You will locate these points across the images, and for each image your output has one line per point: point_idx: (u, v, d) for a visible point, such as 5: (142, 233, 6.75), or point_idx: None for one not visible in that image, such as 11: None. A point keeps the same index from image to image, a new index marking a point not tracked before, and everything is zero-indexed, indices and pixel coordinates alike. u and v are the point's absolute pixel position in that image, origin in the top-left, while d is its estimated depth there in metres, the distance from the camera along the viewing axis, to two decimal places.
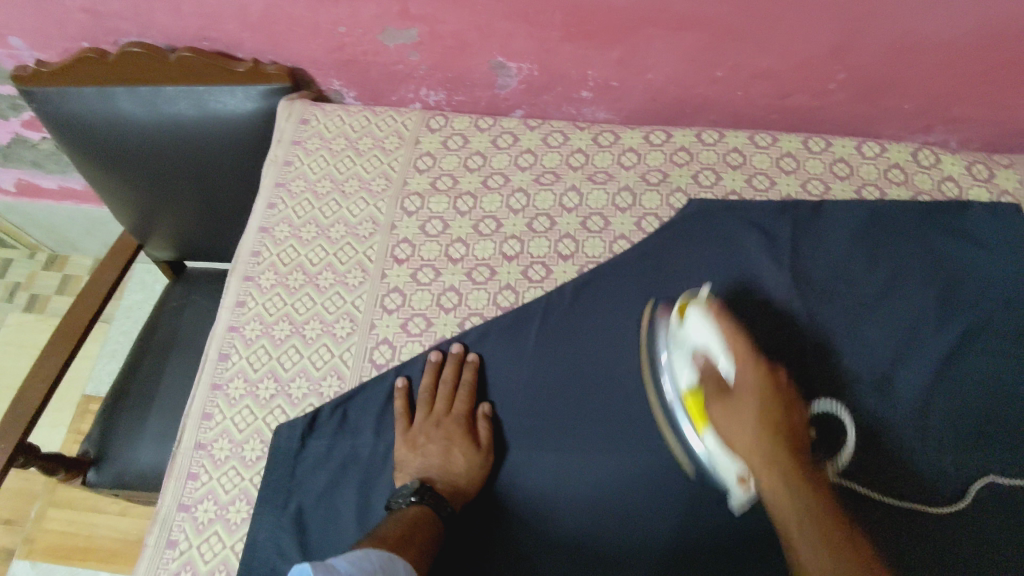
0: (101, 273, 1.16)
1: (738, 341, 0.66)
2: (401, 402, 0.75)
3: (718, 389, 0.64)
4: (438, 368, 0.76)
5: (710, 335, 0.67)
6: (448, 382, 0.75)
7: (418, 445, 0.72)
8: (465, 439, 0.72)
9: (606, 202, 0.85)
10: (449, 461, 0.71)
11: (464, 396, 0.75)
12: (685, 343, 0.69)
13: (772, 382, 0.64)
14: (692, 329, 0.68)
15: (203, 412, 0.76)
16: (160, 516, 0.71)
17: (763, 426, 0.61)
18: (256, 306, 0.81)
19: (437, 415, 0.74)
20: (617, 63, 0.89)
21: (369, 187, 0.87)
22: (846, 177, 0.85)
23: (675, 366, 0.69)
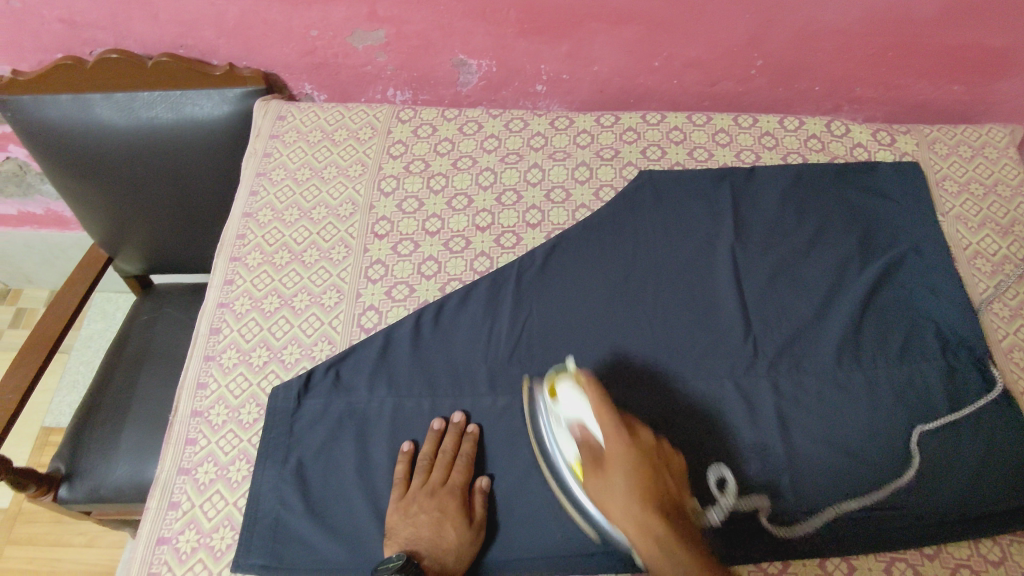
0: (71, 286, 1.18)
1: (604, 408, 0.66)
2: (401, 467, 0.73)
3: (593, 462, 0.65)
4: (439, 437, 0.75)
5: (583, 408, 0.67)
6: (448, 452, 0.74)
7: (410, 513, 0.70)
8: (459, 514, 0.70)
9: (566, 176, 0.94)
10: (440, 536, 0.69)
11: (461, 468, 0.73)
12: (562, 419, 0.70)
13: (641, 448, 0.65)
14: (563, 404, 0.69)
15: (198, 382, 0.79)
16: (160, 482, 0.73)
17: (636, 491, 0.62)
18: (245, 283, 0.85)
19: (432, 484, 0.72)
20: (566, 57, 0.99)
21: (346, 172, 0.93)
22: (773, 147, 0.97)
23: (564, 444, 0.70)
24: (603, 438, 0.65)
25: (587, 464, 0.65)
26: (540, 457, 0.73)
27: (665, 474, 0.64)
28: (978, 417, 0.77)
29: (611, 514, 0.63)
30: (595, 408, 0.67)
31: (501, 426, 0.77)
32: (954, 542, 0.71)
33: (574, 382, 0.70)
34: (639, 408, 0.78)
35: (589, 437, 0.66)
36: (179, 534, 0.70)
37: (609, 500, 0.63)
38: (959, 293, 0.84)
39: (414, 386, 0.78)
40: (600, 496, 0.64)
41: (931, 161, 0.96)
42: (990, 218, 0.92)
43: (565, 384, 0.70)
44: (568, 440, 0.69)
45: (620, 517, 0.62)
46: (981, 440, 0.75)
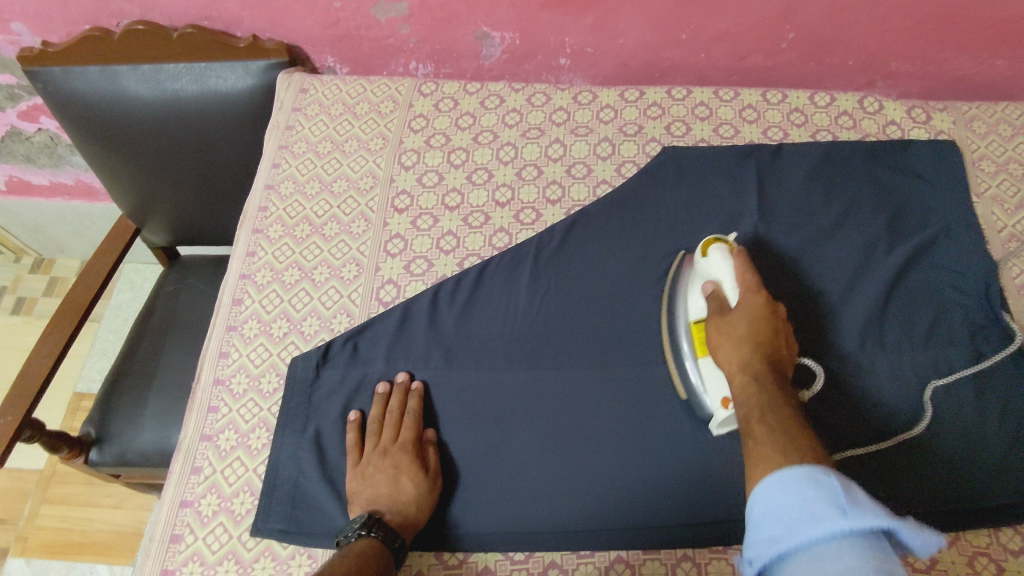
0: (101, 256, 1.21)
1: (747, 276, 0.73)
2: (353, 433, 0.74)
3: (718, 311, 0.72)
4: (385, 399, 0.75)
5: (726, 271, 0.74)
6: (394, 411, 0.74)
7: (367, 475, 0.71)
8: (413, 468, 0.71)
9: (588, 151, 0.93)
10: (398, 492, 0.69)
11: (409, 425, 0.74)
12: (704, 275, 0.76)
13: (770, 309, 0.70)
14: (712, 262, 0.76)
15: (220, 351, 0.80)
16: (183, 447, 0.75)
17: (750, 330, 0.68)
18: (267, 255, 0.86)
19: (383, 444, 0.73)
20: (592, 29, 0.97)
21: (367, 146, 0.93)
22: (802, 124, 0.94)
23: (693, 297, 0.76)
24: (736, 296, 0.72)
25: (714, 308, 0.72)
26: (666, 320, 0.79)
27: (783, 346, 0.69)
28: (1004, 404, 0.75)
29: (718, 352, 0.69)
30: (741, 272, 0.73)
31: (517, 400, 0.77)
32: (973, 529, 0.70)
33: (728, 249, 0.76)
34: (656, 388, 0.78)
35: (721, 293, 0.73)
36: (201, 498, 0.72)
37: (726, 330, 0.70)
38: (990, 276, 0.82)
39: (431, 360, 0.79)
40: (716, 334, 0.70)
41: (968, 139, 0.93)
42: None
43: (720, 244, 0.77)
44: (699, 296, 0.76)
45: (723, 361, 0.68)
46: (1006, 428, 0.74)
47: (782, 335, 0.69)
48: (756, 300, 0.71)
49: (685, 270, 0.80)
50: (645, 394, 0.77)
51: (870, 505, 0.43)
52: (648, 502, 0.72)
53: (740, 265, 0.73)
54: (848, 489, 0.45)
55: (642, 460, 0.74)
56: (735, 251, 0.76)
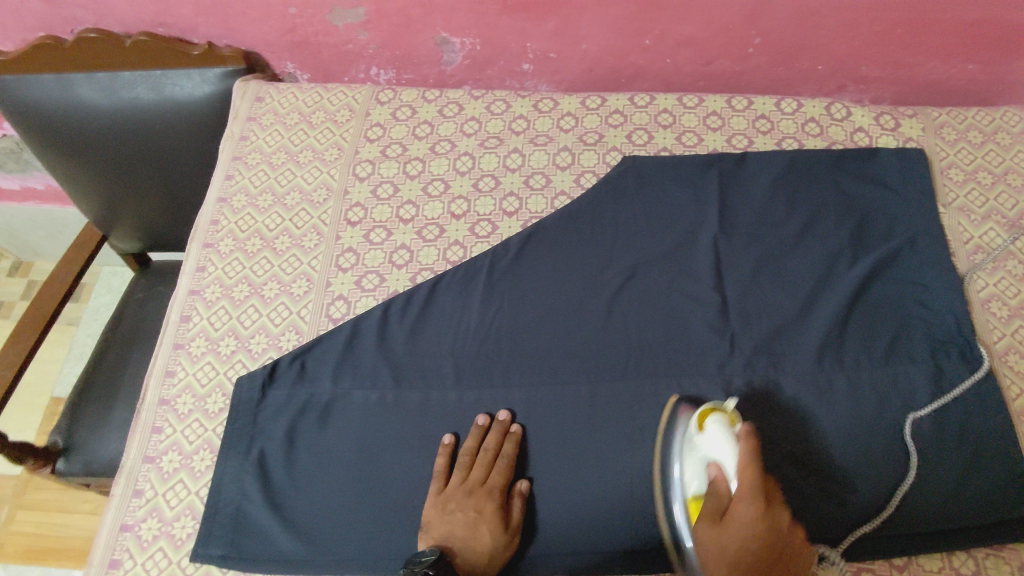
0: (66, 264, 1.19)
1: (752, 468, 0.61)
2: (441, 461, 0.73)
3: (714, 508, 0.62)
4: (482, 435, 0.74)
5: (728, 454, 0.64)
6: (490, 450, 0.73)
7: (446, 509, 0.70)
8: (494, 515, 0.69)
9: (547, 161, 0.91)
10: (476, 537, 0.68)
11: (502, 469, 0.72)
12: (699, 452, 0.66)
13: (766, 505, 0.60)
14: (708, 441, 0.65)
15: (166, 370, 0.79)
16: (126, 469, 0.74)
17: (748, 537, 0.59)
18: (216, 270, 0.84)
19: (471, 483, 0.72)
20: (553, 35, 0.95)
21: (321, 156, 0.91)
22: (767, 132, 0.92)
23: (688, 467, 0.67)
24: (735, 488, 0.62)
25: (705, 501, 0.63)
26: (660, 482, 0.71)
27: (784, 529, 0.60)
28: (963, 423, 0.73)
29: (704, 561, 0.61)
30: (742, 457, 0.62)
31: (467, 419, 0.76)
32: (926, 553, 0.68)
33: (728, 429, 0.65)
34: (608, 407, 0.76)
35: (722, 482, 0.62)
36: (142, 521, 0.71)
37: (715, 529, 0.60)
38: (954, 290, 0.80)
39: (379, 378, 0.77)
40: (701, 548, 0.61)
41: (937, 147, 0.90)
42: (997, 210, 0.86)
43: (717, 421, 0.66)
44: (697, 474, 0.66)
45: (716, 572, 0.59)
46: (964, 448, 0.72)
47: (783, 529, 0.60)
48: (750, 504, 0.60)
49: (681, 432, 0.71)
50: (593, 415, 0.75)
51: None
52: (595, 526, 0.70)
53: (742, 452, 0.62)
54: None
55: (587, 483, 0.72)
56: (737, 433, 0.64)
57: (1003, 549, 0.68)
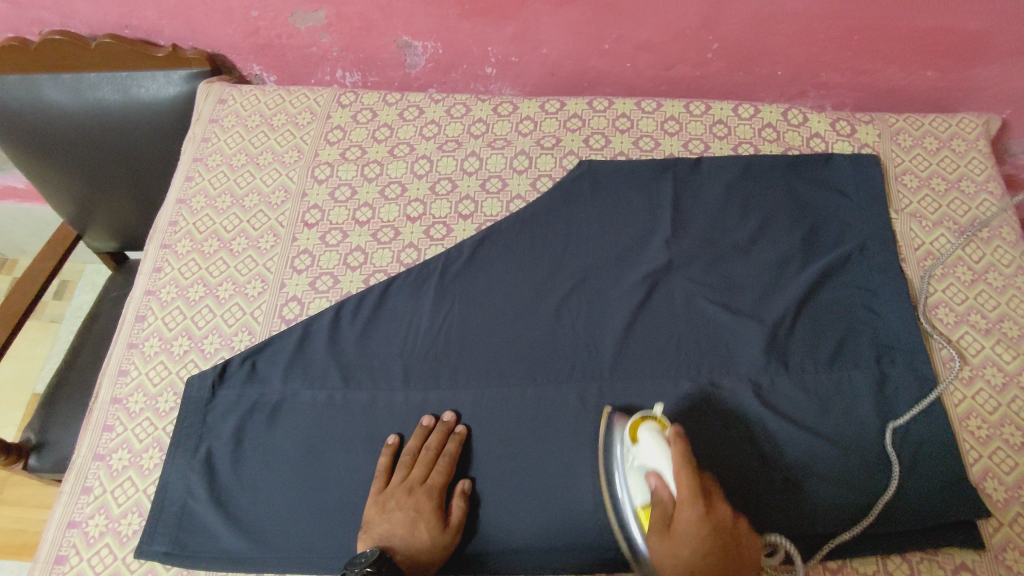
0: (39, 263, 1.21)
1: (681, 441, 0.63)
2: (384, 460, 0.73)
3: (662, 523, 0.61)
4: (425, 434, 0.75)
5: (659, 412, 0.69)
6: (431, 450, 0.73)
7: (387, 508, 0.70)
8: (434, 515, 0.70)
9: (504, 165, 0.91)
10: (413, 535, 0.68)
11: (443, 468, 0.72)
12: (637, 466, 0.67)
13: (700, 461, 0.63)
14: (652, 417, 0.69)
15: (119, 369, 0.80)
16: (76, 466, 0.75)
17: (687, 474, 0.61)
18: (173, 271, 0.85)
19: (411, 482, 0.72)
20: (513, 39, 0.96)
21: (282, 158, 0.92)
22: (724, 137, 0.92)
23: (632, 485, 0.67)
24: (677, 491, 0.61)
25: (654, 530, 0.62)
26: (603, 468, 0.72)
27: (718, 497, 0.62)
28: (904, 431, 0.73)
29: (649, 484, 0.63)
30: (674, 450, 0.64)
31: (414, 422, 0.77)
32: (859, 556, 0.68)
33: (661, 428, 0.67)
34: (554, 410, 0.76)
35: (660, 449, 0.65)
36: (89, 518, 0.72)
37: (659, 473, 0.63)
38: (901, 297, 0.80)
39: (328, 379, 0.78)
40: (660, 564, 0.61)
41: (892, 153, 0.91)
42: (949, 216, 0.86)
43: (652, 421, 0.68)
44: (640, 484, 0.66)
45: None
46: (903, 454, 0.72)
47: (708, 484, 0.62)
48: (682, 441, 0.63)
49: (618, 431, 0.72)
50: (535, 418, 0.76)
51: None
52: (531, 527, 0.71)
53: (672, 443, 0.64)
54: None
55: (528, 486, 0.73)
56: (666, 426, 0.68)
57: (937, 552, 0.68)
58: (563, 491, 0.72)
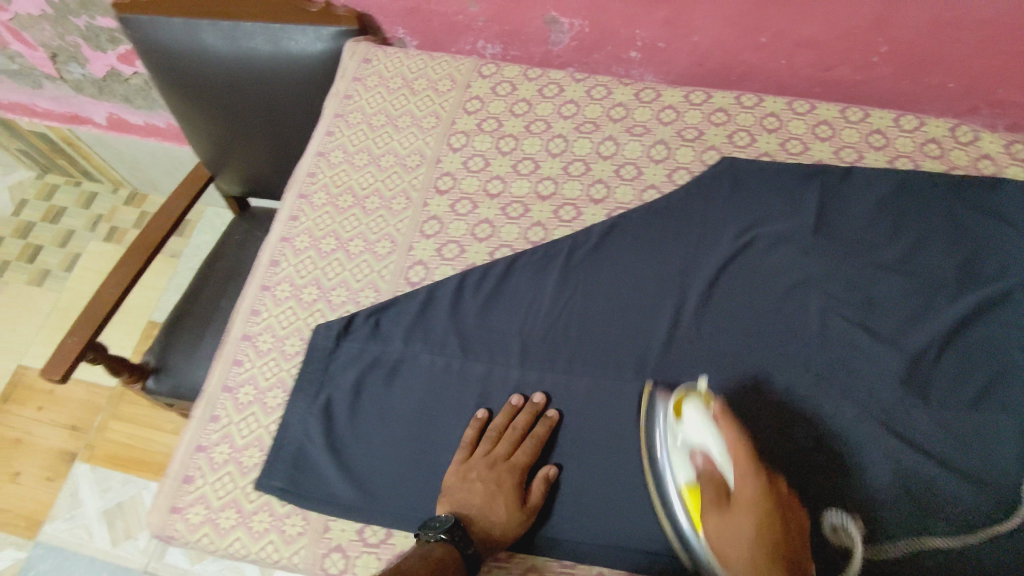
0: (175, 200, 1.29)
1: (733, 432, 0.64)
2: (471, 432, 0.74)
3: (716, 493, 0.63)
4: (514, 412, 0.75)
5: (710, 437, 0.65)
6: (519, 429, 0.73)
7: (468, 479, 0.71)
8: (513, 493, 0.70)
9: (641, 153, 0.89)
10: (490, 508, 0.69)
11: (528, 450, 0.72)
12: (682, 441, 0.68)
13: (771, 487, 0.62)
14: (688, 426, 0.67)
15: (252, 309, 0.83)
16: (206, 395, 0.79)
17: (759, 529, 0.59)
18: (309, 221, 0.88)
19: (495, 457, 0.72)
20: (664, 23, 0.92)
21: (419, 123, 0.93)
22: (881, 148, 0.86)
23: (675, 460, 0.68)
24: (731, 475, 0.63)
25: (710, 492, 0.63)
26: (647, 446, 0.71)
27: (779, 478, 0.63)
28: None
29: (726, 558, 0.60)
30: (723, 435, 0.65)
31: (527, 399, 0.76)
32: None
33: (703, 405, 0.68)
34: None
35: (712, 466, 0.65)
36: (215, 444, 0.76)
37: (728, 535, 0.60)
38: None
39: (446, 346, 0.79)
40: (714, 515, 0.62)
41: None
42: None
43: (692, 400, 0.69)
44: (684, 463, 0.67)
45: (735, 556, 0.59)
46: None
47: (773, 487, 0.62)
48: (744, 461, 0.63)
49: (659, 395, 0.73)
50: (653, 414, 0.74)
51: None
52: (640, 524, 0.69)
53: (720, 423, 0.66)
54: None
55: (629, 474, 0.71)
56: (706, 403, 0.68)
57: None
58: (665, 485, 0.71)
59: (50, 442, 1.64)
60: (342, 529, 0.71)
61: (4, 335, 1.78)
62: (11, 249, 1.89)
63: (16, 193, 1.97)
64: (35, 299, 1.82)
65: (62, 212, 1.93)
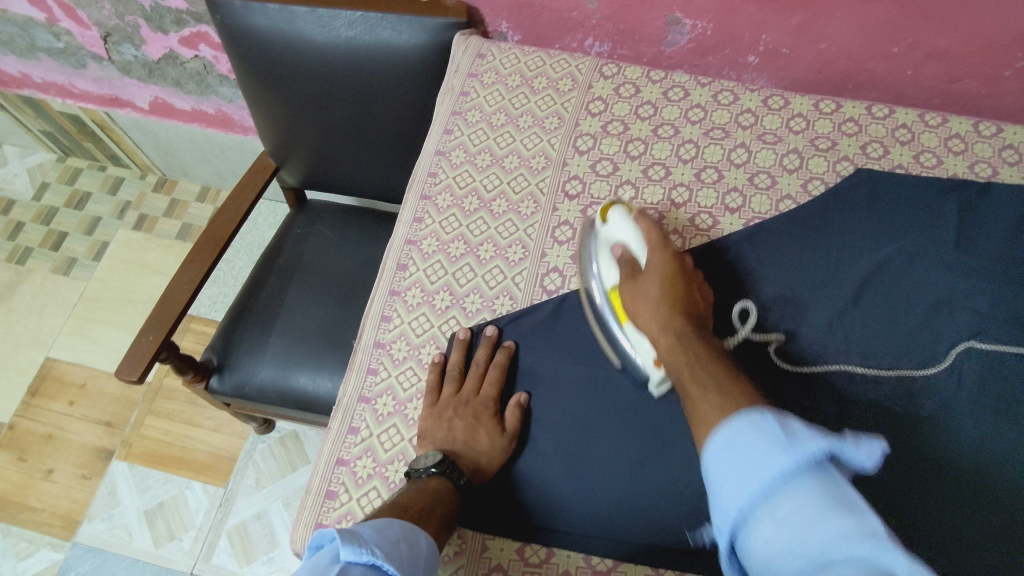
0: (241, 191, 1.21)
1: (653, 234, 0.74)
2: (435, 374, 0.76)
3: (629, 272, 0.72)
4: (466, 346, 0.77)
5: (631, 232, 0.74)
6: (480, 364, 0.76)
7: (444, 418, 0.73)
8: (492, 422, 0.72)
9: (774, 161, 0.89)
10: (475, 440, 0.71)
11: (494, 380, 0.75)
12: (606, 241, 0.76)
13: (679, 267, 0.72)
14: (613, 227, 0.75)
15: (382, 314, 0.81)
16: (341, 405, 0.76)
17: (665, 298, 0.69)
18: (434, 223, 0.85)
19: (465, 393, 0.74)
20: (795, 29, 0.91)
21: (542, 124, 0.91)
22: (1015, 163, 0.86)
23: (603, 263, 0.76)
24: (646, 256, 0.73)
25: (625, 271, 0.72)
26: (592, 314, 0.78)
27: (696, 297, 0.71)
28: None
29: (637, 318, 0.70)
30: (643, 231, 0.74)
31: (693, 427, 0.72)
32: None
33: (627, 212, 0.76)
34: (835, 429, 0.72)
35: (630, 253, 0.73)
36: (357, 458, 0.73)
37: (640, 300, 0.70)
38: None
39: (591, 358, 0.77)
40: (631, 303, 0.71)
41: None
42: None
43: (618, 207, 0.76)
44: (609, 261, 0.75)
45: (644, 319, 0.69)
46: None
47: (690, 287, 0.71)
48: (658, 247, 0.72)
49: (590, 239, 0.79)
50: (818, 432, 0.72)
51: (809, 435, 0.46)
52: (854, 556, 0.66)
53: (640, 225, 0.74)
54: (784, 422, 0.48)
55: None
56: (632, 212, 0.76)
57: None
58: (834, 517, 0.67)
59: (83, 438, 1.57)
60: (501, 548, 0.69)
61: (29, 325, 1.69)
62: (34, 236, 1.81)
63: (37, 177, 1.88)
64: (62, 288, 1.74)
65: (86, 197, 1.85)
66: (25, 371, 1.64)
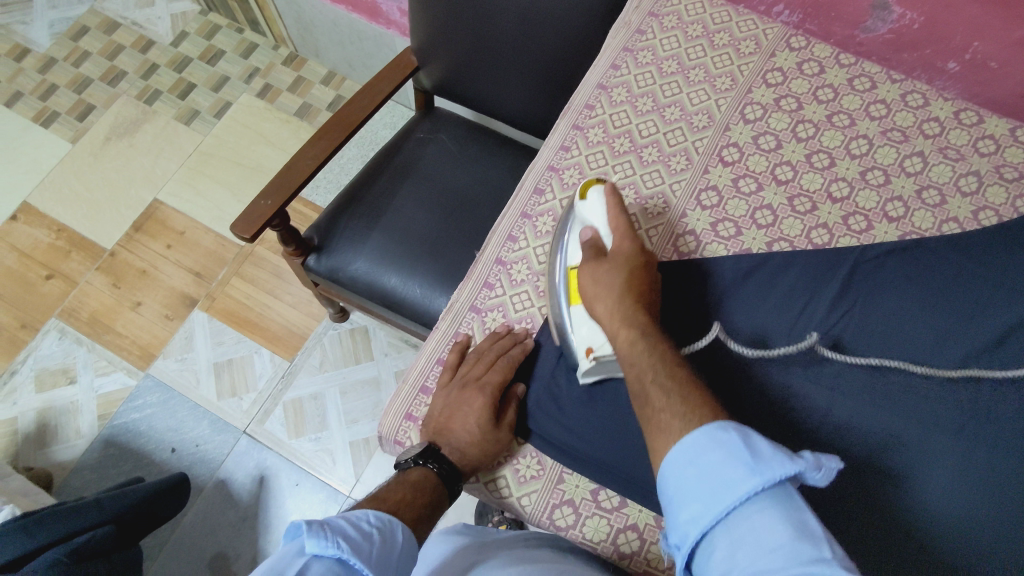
0: (378, 81, 1.19)
1: (618, 212, 0.73)
2: (453, 355, 0.75)
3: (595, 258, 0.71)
4: (496, 338, 0.75)
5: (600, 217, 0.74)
6: (496, 351, 0.73)
7: (448, 399, 0.72)
8: (486, 410, 0.68)
9: (949, 179, 0.82)
10: (463, 426, 0.68)
11: (503, 369, 0.71)
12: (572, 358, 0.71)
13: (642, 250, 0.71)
14: (588, 208, 0.75)
15: (510, 233, 0.81)
16: (453, 309, 0.79)
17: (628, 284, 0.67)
18: (581, 155, 0.85)
19: (470, 376, 0.71)
20: (1014, 44, 0.82)
21: (713, 82, 0.89)
22: None
23: (571, 247, 0.75)
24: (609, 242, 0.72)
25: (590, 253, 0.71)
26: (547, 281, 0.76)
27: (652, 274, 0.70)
28: None
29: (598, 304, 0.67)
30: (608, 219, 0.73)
31: (790, 427, 0.69)
32: None
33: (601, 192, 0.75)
34: (967, 460, 0.67)
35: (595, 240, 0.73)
36: None
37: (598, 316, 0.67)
38: None
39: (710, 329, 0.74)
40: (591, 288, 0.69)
41: None
42: None
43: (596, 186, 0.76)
44: (575, 245, 0.74)
45: (605, 315, 0.67)
46: None
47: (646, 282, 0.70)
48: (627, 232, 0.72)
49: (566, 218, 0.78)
50: (936, 462, 0.67)
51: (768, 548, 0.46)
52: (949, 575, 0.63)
53: (611, 206, 0.73)
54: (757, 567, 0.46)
55: (861, 506, 0.66)
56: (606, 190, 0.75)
57: None
58: (872, 532, 0.65)
59: (173, 281, 1.65)
60: (576, 485, 0.70)
61: (145, 163, 1.77)
62: (165, 81, 1.87)
63: (178, 24, 1.94)
64: (180, 137, 1.80)
65: (220, 55, 1.90)
66: (134, 206, 1.72)
